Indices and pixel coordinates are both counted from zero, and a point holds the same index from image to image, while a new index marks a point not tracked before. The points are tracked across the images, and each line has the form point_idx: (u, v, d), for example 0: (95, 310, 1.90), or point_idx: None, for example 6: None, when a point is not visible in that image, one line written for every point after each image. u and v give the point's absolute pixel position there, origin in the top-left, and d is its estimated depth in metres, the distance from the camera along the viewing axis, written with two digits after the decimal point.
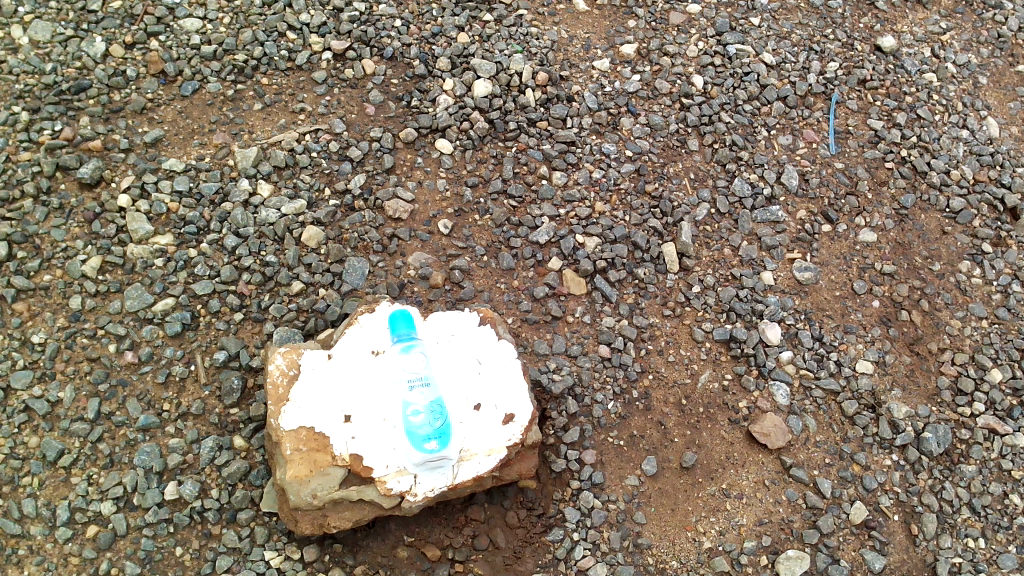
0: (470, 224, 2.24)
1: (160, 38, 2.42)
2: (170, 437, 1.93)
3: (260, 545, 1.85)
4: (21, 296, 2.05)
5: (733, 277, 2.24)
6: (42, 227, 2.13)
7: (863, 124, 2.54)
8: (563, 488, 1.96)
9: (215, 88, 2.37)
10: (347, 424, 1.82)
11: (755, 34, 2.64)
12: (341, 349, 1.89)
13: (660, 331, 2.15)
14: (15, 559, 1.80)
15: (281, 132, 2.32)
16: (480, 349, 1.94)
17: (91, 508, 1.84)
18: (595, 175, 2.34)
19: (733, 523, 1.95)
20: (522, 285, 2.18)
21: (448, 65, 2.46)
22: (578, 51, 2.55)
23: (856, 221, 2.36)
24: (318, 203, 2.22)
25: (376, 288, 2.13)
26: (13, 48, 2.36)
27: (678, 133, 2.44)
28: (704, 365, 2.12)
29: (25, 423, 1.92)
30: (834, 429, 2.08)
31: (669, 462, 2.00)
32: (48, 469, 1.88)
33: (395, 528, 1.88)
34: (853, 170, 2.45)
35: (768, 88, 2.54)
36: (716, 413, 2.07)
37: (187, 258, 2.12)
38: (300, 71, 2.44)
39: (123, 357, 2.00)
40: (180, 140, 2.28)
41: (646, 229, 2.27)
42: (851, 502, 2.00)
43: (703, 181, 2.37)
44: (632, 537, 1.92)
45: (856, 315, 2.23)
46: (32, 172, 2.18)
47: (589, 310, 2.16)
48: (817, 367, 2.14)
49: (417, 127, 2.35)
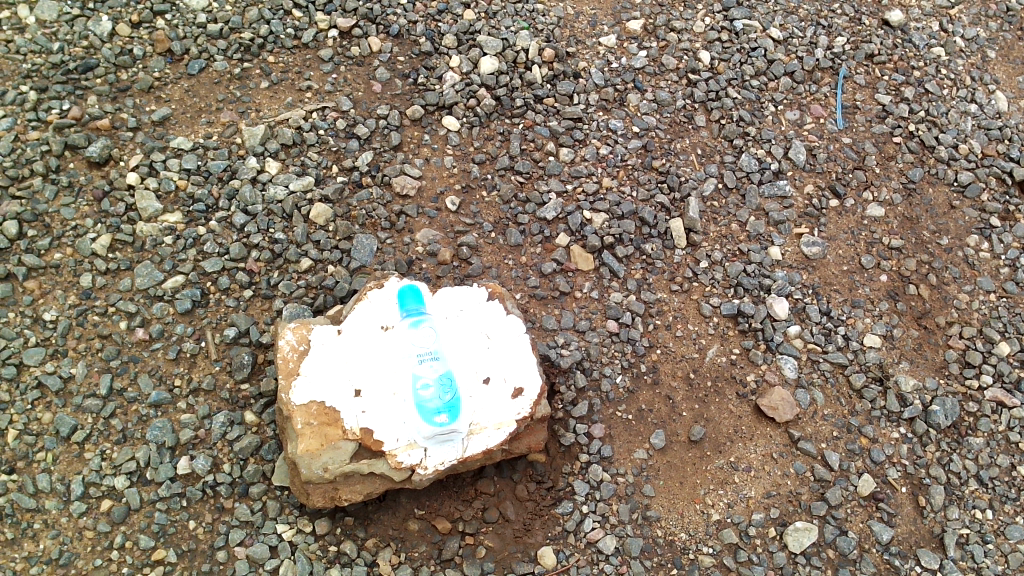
0: (478, 200, 2.25)
1: (166, 17, 2.42)
2: (181, 412, 1.95)
3: (272, 518, 1.87)
4: (32, 274, 2.06)
5: (741, 252, 2.24)
6: (52, 206, 2.13)
7: (871, 99, 2.53)
8: (572, 461, 1.97)
9: (222, 66, 2.37)
10: (358, 398, 1.83)
11: (762, 9, 2.63)
12: (350, 324, 1.91)
13: (668, 306, 2.16)
14: (30, 533, 1.81)
15: (288, 110, 2.32)
16: (488, 324, 1.94)
17: (105, 483, 1.86)
18: (602, 151, 2.34)
19: (741, 496, 1.96)
20: (530, 262, 2.18)
21: (454, 42, 2.45)
22: (584, 27, 2.55)
23: (864, 196, 2.36)
24: (326, 180, 2.23)
25: (384, 265, 2.13)
26: (20, 28, 2.35)
27: (685, 109, 2.44)
28: (712, 340, 2.13)
29: (38, 399, 1.93)
30: (841, 402, 2.09)
31: (678, 436, 2.01)
32: (61, 445, 1.89)
33: (405, 502, 1.89)
34: (861, 145, 2.45)
35: (775, 63, 2.53)
36: (724, 387, 2.08)
37: (196, 236, 2.13)
38: (307, 49, 2.43)
39: (134, 334, 2.01)
40: (188, 119, 2.29)
41: (653, 205, 2.28)
42: (859, 475, 2.01)
43: (710, 157, 2.37)
44: (640, 510, 1.93)
45: (864, 290, 2.24)
46: (41, 151, 2.18)
47: (597, 286, 2.17)
48: (825, 341, 2.15)
49: (424, 104, 2.36)
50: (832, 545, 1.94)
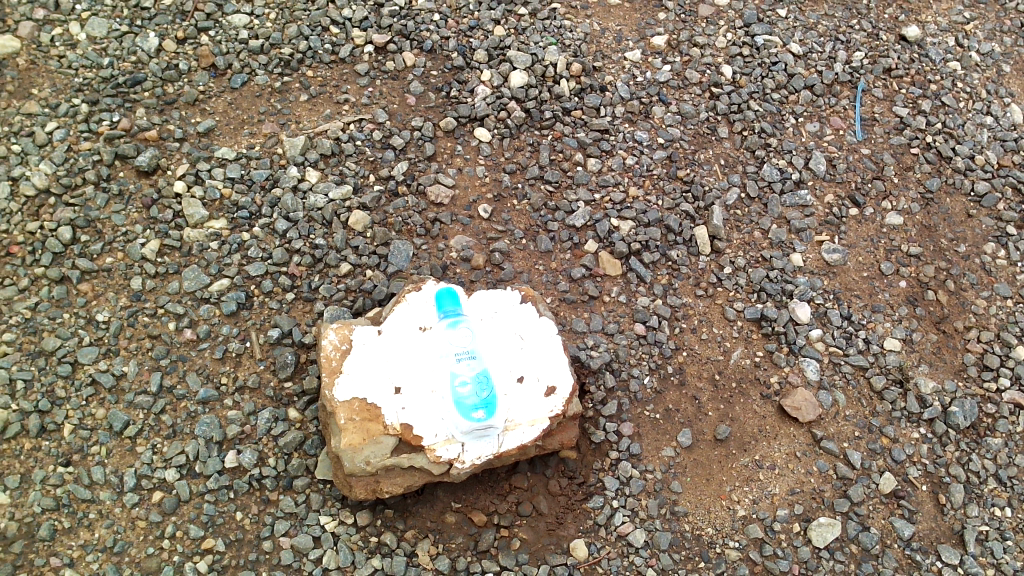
0: (509, 208, 2.34)
1: (210, 33, 2.53)
2: (228, 409, 2.03)
3: (316, 510, 1.95)
4: (85, 277, 2.16)
5: (764, 259, 2.32)
6: (103, 213, 2.23)
7: (889, 111, 2.61)
8: (603, 458, 2.04)
9: (264, 80, 2.47)
10: (397, 395, 1.91)
11: (782, 25, 2.72)
12: (389, 325, 1.99)
13: (693, 310, 2.24)
14: (86, 522, 1.90)
15: (326, 122, 2.42)
16: (522, 325, 2.02)
17: (156, 475, 1.95)
18: (628, 161, 2.42)
19: (766, 493, 2.03)
20: (560, 267, 2.27)
21: (485, 57, 2.55)
22: (610, 43, 2.64)
23: (883, 205, 2.43)
24: (364, 188, 2.32)
25: (420, 270, 2.22)
26: (71, 44, 2.47)
27: (709, 121, 2.52)
28: (736, 343, 2.20)
29: (92, 395, 2.02)
30: (863, 403, 2.16)
31: (704, 435, 2.08)
32: (114, 439, 1.98)
33: (442, 495, 1.97)
34: (880, 155, 2.52)
35: (795, 77, 2.62)
36: (748, 388, 2.15)
37: (240, 241, 2.22)
38: (343, 64, 2.53)
39: (182, 335, 2.10)
40: (232, 130, 2.39)
41: (678, 213, 2.36)
42: (880, 473, 2.07)
43: (733, 167, 2.45)
44: (668, 505, 2.00)
45: (884, 295, 2.30)
46: (92, 161, 2.29)
47: (625, 290, 2.25)
48: (846, 344, 2.22)
49: (457, 116, 2.45)
50: (855, 540, 2.00)
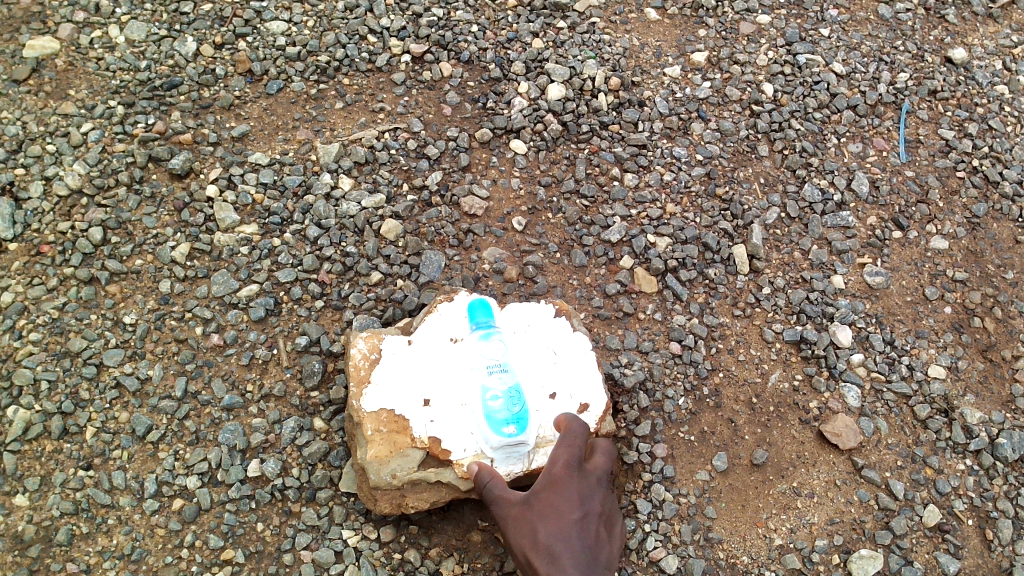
0: (544, 221, 2.29)
1: (247, 39, 2.52)
2: (252, 417, 1.99)
3: (338, 524, 1.89)
4: (114, 279, 2.13)
5: (804, 280, 2.26)
6: (134, 215, 2.22)
7: (934, 133, 2.55)
8: (635, 480, 1.98)
9: (299, 87, 2.46)
10: (426, 408, 1.86)
11: (825, 45, 2.67)
12: (420, 335, 1.95)
13: (731, 331, 2.17)
14: (104, 528, 1.86)
15: (361, 130, 2.39)
16: (555, 340, 1.97)
17: (178, 482, 1.91)
18: (666, 177, 2.37)
19: (804, 521, 1.95)
20: (594, 282, 2.22)
21: (523, 69, 2.52)
22: (649, 58, 2.60)
23: (927, 229, 2.37)
24: (397, 198, 2.29)
25: (452, 281, 2.18)
26: (110, 47, 2.47)
27: (749, 139, 2.47)
28: (774, 365, 2.14)
29: (116, 398, 1.99)
30: (906, 432, 2.08)
31: (740, 459, 2.01)
32: (137, 444, 1.95)
33: (469, 513, 1.91)
34: (924, 178, 2.46)
35: (838, 97, 2.57)
36: (786, 412, 2.08)
37: (271, 247, 2.19)
38: (380, 73, 2.51)
39: (209, 340, 2.07)
40: (266, 136, 2.37)
41: (716, 231, 2.30)
42: (924, 505, 1.99)
43: (773, 186, 2.40)
44: (702, 531, 1.93)
45: (928, 321, 2.23)
46: (126, 163, 2.28)
47: (660, 308, 2.19)
48: (889, 370, 2.15)
49: (493, 128, 2.42)
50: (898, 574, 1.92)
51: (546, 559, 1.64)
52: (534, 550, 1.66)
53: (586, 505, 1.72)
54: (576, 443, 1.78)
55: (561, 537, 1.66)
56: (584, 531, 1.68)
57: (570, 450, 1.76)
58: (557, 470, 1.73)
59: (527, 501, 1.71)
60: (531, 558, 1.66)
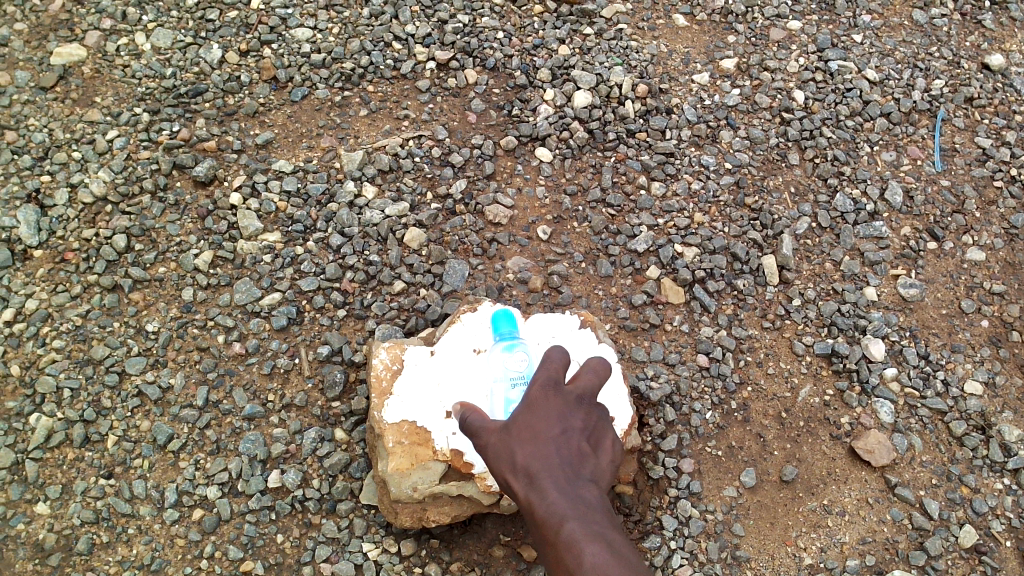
0: (569, 230, 2.26)
1: (273, 46, 2.51)
2: (274, 427, 1.97)
3: (359, 536, 1.87)
4: (137, 286, 2.13)
5: (836, 292, 2.21)
6: (158, 222, 2.21)
7: (971, 142, 2.49)
8: (661, 495, 1.94)
9: (324, 94, 2.45)
10: (448, 420, 1.83)
11: (858, 51, 2.62)
12: (443, 346, 1.92)
13: (760, 343, 2.13)
14: (124, 537, 1.85)
15: (385, 137, 2.37)
16: (580, 352, 1.94)
17: (198, 492, 1.89)
18: (694, 186, 2.33)
19: (835, 540, 1.90)
20: (620, 293, 2.18)
21: (549, 76, 2.49)
22: (677, 65, 2.56)
23: (963, 239, 2.31)
24: (420, 206, 2.26)
25: (476, 290, 2.15)
26: (136, 54, 2.47)
27: (779, 147, 2.42)
28: (804, 379, 2.09)
29: (138, 407, 1.99)
30: (941, 449, 2.02)
31: (769, 475, 1.96)
32: (158, 453, 1.94)
33: (491, 527, 1.88)
34: (961, 188, 2.39)
35: (871, 104, 2.51)
36: (817, 427, 2.03)
37: (294, 255, 2.18)
38: (405, 80, 2.49)
39: (231, 348, 2.06)
40: (290, 143, 2.36)
41: (745, 241, 2.26)
42: (960, 525, 1.93)
43: (804, 196, 2.35)
44: (730, 549, 1.89)
45: (964, 334, 2.17)
46: (150, 170, 2.27)
47: (687, 319, 2.15)
48: (923, 385, 2.09)
49: (518, 135, 2.39)
50: None
51: (524, 481, 1.41)
52: (514, 474, 1.44)
53: (568, 425, 1.47)
54: (555, 363, 1.54)
55: (538, 456, 1.42)
56: (565, 444, 1.43)
57: (548, 369, 1.53)
58: (533, 390, 1.50)
59: (506, 426, 1.50)
60: (512, 483, 1.44)
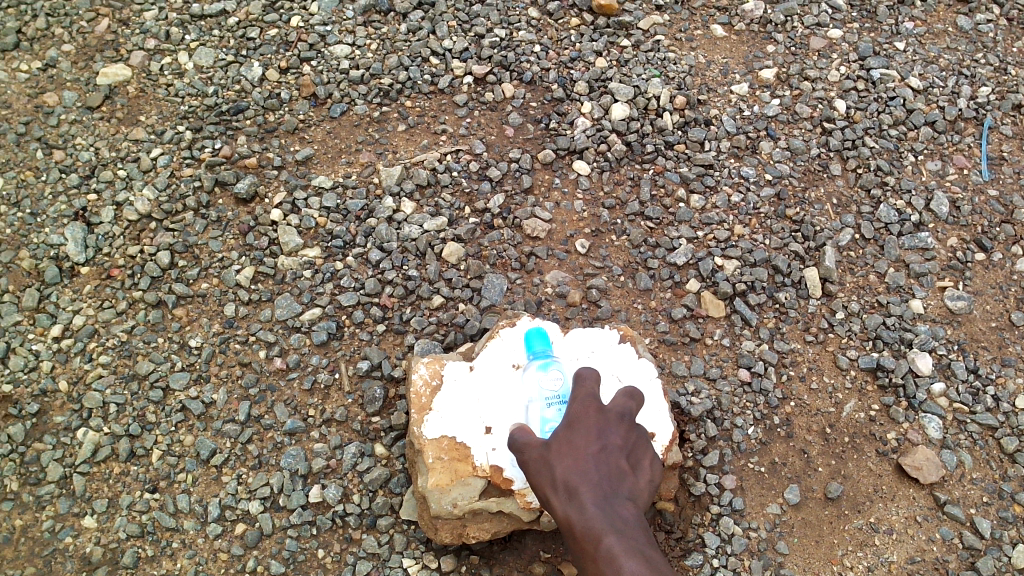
0: (607, 244, 2.25)
1: (312, 63, 2.54)
2: (315, 442, 1.99)
3: (399, 552, 1.87)
4: (181, 302, 2.16)
5: (880, 304, 2.17)
6: (201, 238, 2.24)
7: (1019, 150, 2.43)
8: (703, 512, 1.91)
9: (363, 110, 2.46)
10: (488, 436, 1.82)
11: (900, 59, 2.57)
12: (481, 361, 1.92)
13: (802, 357, 2.10)
14: (169, 551, 1.87)
15: (423, 152, 2.38)
16: (620, 367, 1.92)
17: (240, 506, 1.91)
18: (733, 199, 2.31)
19: (883, 560, 1.86)
20: (659, 306, 2.16)
21: (586, 89, 2.49)
22: (715, 76, 2.54)
23: (1012, 250, 2.26)
24: (458, 220, 2.27)
25: (514, 305, 2.15)
26: (180, 73, 2.52)
27: (820, 158, 2.39)
28: (849, 394, 2.05)
29: (182, 422, 2.01)
30: (992, 466, 1.97)
31: (814, 492, 1.93)
32: (201, 467, 1.96)
33: (531, 543, 1.87)
34: (1009, 197, 2.34)
35: (914, 113, 2.47)
36: (862, 443, 1.99)
37: (334, 270, 2.19)
38: (442, 95, 2.50)
39: (272, 363, 2.08)
40: (329, 159, 2.38)
41: (787, 253, 2.23)
42: (1012, 545, 1.88)
43: (846, 207, 2.31)
44: (774, 567, 1.86)
45: (1014, 348, 2.12)
46: (193, 187, 2.31)
47: (728, 333, 2.12)
48: (972, 401, 2.04)
49: (555, 149, 2.39)
50: None
51: (564, 496, 1.42)
52: (553, 489, 1.45)
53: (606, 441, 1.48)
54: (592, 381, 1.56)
55: (577, 469, 1.43)
56: (604, 461, 1.45)
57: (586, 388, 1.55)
58: (572, 407, 1.52)
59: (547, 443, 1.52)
60: (552, 499, 1.45)
